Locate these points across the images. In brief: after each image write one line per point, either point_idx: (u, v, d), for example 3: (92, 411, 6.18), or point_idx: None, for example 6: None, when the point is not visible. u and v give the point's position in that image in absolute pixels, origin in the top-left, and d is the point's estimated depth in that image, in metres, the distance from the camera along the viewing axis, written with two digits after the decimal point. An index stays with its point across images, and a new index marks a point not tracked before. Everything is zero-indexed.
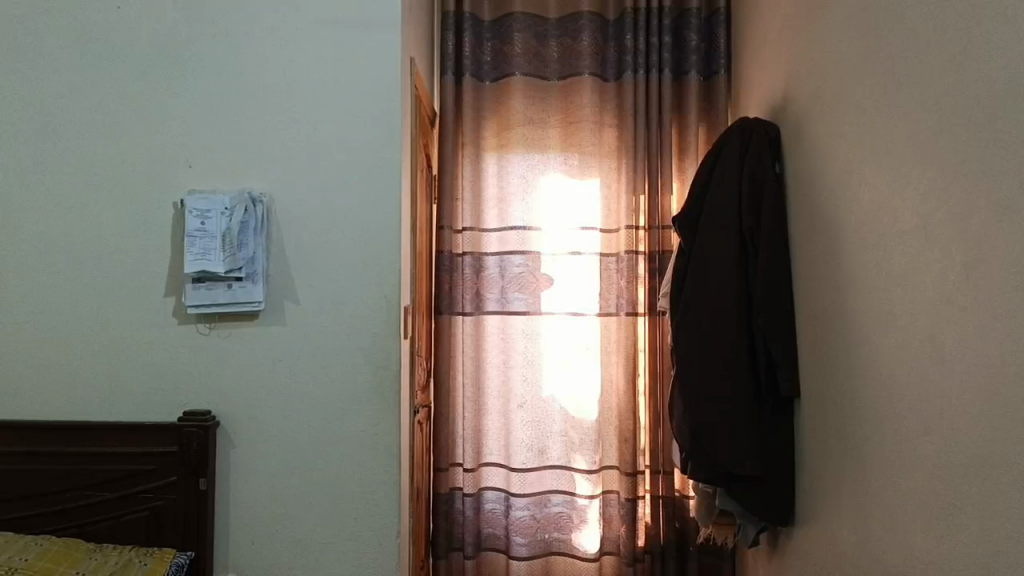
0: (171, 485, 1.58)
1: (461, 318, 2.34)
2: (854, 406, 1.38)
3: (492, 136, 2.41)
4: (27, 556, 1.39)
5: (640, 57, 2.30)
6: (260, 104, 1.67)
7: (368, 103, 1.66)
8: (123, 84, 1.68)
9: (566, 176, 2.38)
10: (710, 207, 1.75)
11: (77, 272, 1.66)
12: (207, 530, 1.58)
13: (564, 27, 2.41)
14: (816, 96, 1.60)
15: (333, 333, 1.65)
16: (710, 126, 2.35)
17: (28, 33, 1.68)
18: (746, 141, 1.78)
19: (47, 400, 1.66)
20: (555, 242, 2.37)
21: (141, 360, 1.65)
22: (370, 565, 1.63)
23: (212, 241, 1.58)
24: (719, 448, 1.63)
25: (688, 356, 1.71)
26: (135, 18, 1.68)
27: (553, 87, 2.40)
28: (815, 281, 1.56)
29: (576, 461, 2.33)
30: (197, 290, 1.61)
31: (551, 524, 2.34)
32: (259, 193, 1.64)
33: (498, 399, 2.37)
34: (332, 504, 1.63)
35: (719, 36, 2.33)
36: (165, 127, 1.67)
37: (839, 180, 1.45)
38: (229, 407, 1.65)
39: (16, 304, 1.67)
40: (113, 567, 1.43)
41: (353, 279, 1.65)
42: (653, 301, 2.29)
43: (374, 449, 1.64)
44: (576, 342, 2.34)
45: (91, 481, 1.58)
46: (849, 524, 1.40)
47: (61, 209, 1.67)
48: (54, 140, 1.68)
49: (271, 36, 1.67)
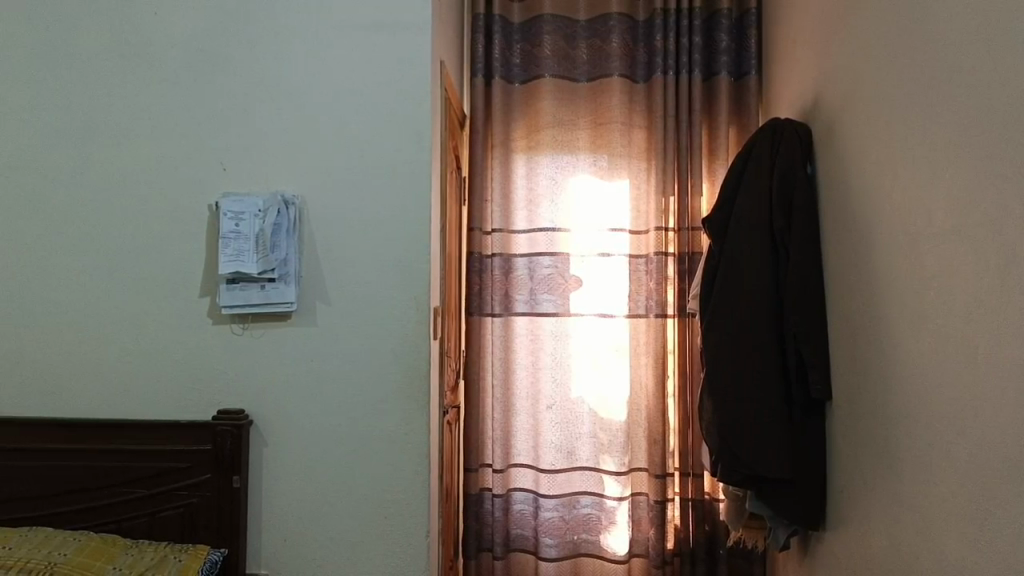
0: (206, 482, 1.60)
1: (491, 319, 2.35)
2: (886, 409, 1.37)
3: (521, 137, 2.41)
4: (66, 551, 1.42)
5: (670, 57, 2.29)
6: (293, 107, 1.69)
7: (398, 106, 1.68)
8: (160, 88, 1.71)
9: (595, 176, 2.38)
10: (740, 208, 1.74)
11: (114, 272, 1.70)
12: (240, 527, 1.60)
13: (594, 28, 2.41)
14: (848, 95, 1.58)
15: (363, 333, 1.66)
16: (741, 127, 2.33)
17: (70, 40, 1.73)
18: (776, 142, 1.77)
19: (85, 398, 1.69)
20: (584, 242, 2.37)
21: (176, 359, 1.68)
22: (399, 563, 1.64)
23: (246, 242, 1.61)
24: (749, 450, 1.62)
25: (717, 357, 1.70)
26: (172, 22, 1.71)
27: (583, 87, 2.41)
28: (848, 283, 1.55)
29: (606, 462, 2.33)
30: (232, 291, 1.64)
31: (581, 525, 2.34)
32: (292, 195, 1.67)
33: (527, 401, 2.37)
34: (362, 503, 1.65)
35: (750, 36, 2.31)
36: (200, 130, 1.70)
37: (872, 180, 1.44)
38: (262, 406, 1.67)
39: (56, 304, 1.71)
40: (149, 563, 1.46)
41: (384, 281, 1.67)
42: (683, 303, 2.28)
43: (404, 448, 1.65)
44: (605, 343, 2.34)
45: (129, 477, 1.61)
46: (882, 528, 1.39)
47: (99, 210, 1.71)
48: (93, 142, 1.72)
49: (304, 40, 1.69)
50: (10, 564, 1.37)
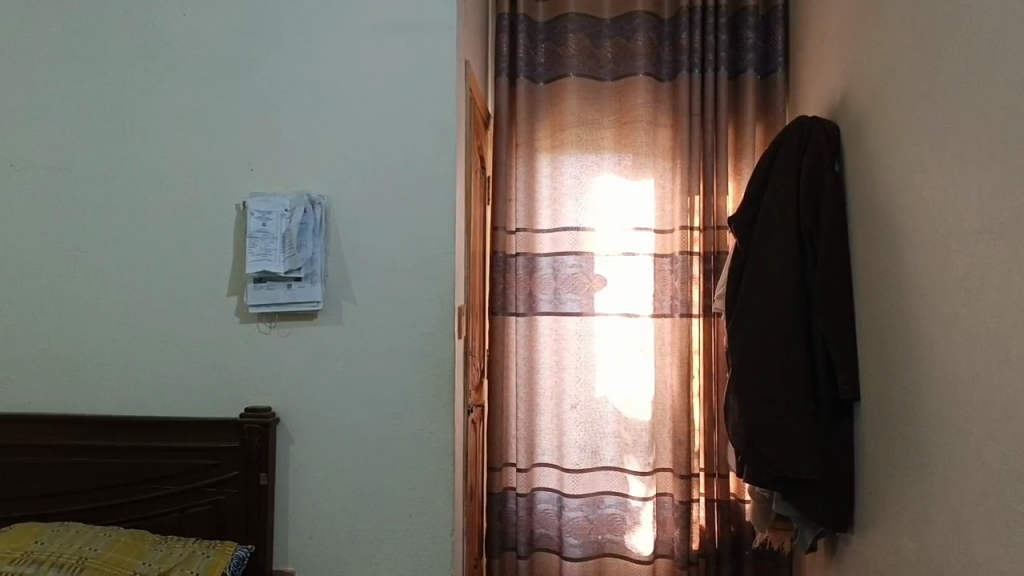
0: (234, 479, 1.62)
1: (515, 318, 2.35)
2: (916, 410, 1.35)
3: (546, 137, 2.41)
4: (98, 546, 1.44)
5: (696, 55, 2.28)
6: (319, 108, 1.70)
7: (423, 106, 1.68)
8: (188, 89, 1.73)
9: (620, 176, 2.37)
10: (767, 207, 1.72)
11: (143, 272, 1.72)
12: (267, 524, 1.62)
13: (619, 27, 2.40)
14: (877, 92, 1.56)
15: (388, 332, 1.67)
16: (768, 125, 2.31)
17: (100, 42, 1.75)
18: (804, 140, 1.75)
19: (115, 396, 1.72)
20: (608, 242, 2.36)
21: (204, 357, 1.70)
22: (424, 562, 1.65)
23: (273, 241, 1.62)
24: (775, 450, 1.61)
25: (743, 357, 1.69)
26: (199, 24, 1.73)
27: (607, 86, 2.40)
28: (877, 282, 1.53)
29: (630, 462, 2.32)
30: (258, 290, 1.65)
31: (605, 525, 2.34)
32: (319, 195, 1.68)
33: (551, 400, 2.37)
34: (387, 500, 1.66)
35: (777, 34, 2.29)
36: (227, 131, 1.72)
37: (902, 178, 1.42)
38: (288, 403, 1.68)
39: (86, 302, 1.73)
40: (178, 558, 1.48)
41: (408, 279, 1.67)
42: (708, 302, 2.27)
43: (429, 447, 1.65)
44: (630, 342, 2.34)
45: (158, 474, 1.63)
46: (911, 530, 1.37)
47: (129, 210, 1.73)
48: (122, 143, 1.74)
49: (329, 40, 1.70)
50: (43, 558, 1.39)
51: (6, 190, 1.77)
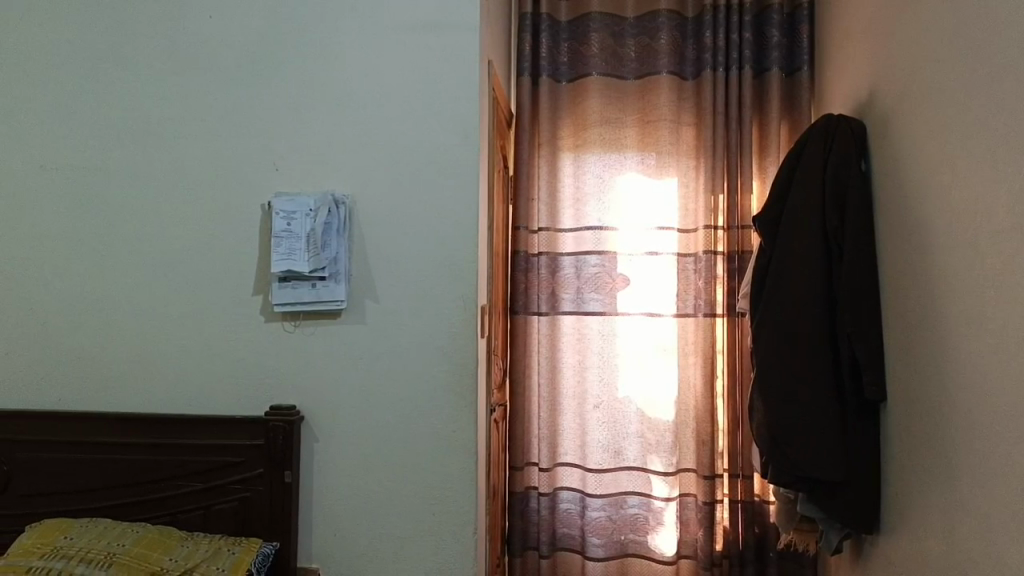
0: (259, 477, 1.64)
1: (537, 318, 2.35)
2: (944, 412, 1.33)
3: (568, 136, 2.41)
4: (126, 542, 1.47)
5: (720, 54, 2.27)
6: (343, 108, 1.71)
7: (446, 105, 1.69)
8: (214, 90, 1.75)
9: (643, 176, 2.36)
10: (792, 207, 1.71)
11: (170, 271, 1.74)
12: (291, 521, 1.63)
13: (642, 26, 2.39)
14: (904, 90, 1.55)
15: (411, 331, 1.68)
16: (793, 123, 2.29)
17: (128, 44, 1.78)
18: (829, 139, 1.73)
19: (142, 394, 1.74)
20: (631, 243, 2.36)
21: (229, 355, 1.72)
22: (446, 560, 1.65)
23: (298, 241, 1.64)
24: (800, 451, 1.60)
25: (768, 357, 1.68)
26: (225, 26, 1.75)
27: (630, 86, 2.40)
28: (904, 283, 1.51)
29: (653, 462, 2.31)
30: (283, 289, 1.66)
31: (627, 525, 2.33)
32: (343, 195, 1.69)
33: (574, 400, 2.37)
34: (410, 498, 1.66)
35: (802, 32, 2.27)
36: (252, 131, 1.73)
37: (930, 177, 1.40)
38: (312, 401, 1.70)
39: (114, 301, 1.75)
40: (204, 554, 1.49)
41: (431, 279, 1.68)
42: (732, 301, 2.26)
43: (452, 446, 1.66)
44: (652, 342, 2.33)
45: (185, 471, 1.66)
46: (939, 533, 1.35)
47: (155, 210, 1.75)
48: (149, 144, 1.76)
49: (354, 41, 1.71)
50: (72, 554, 1.42)
51: (37, 191, 1.80)
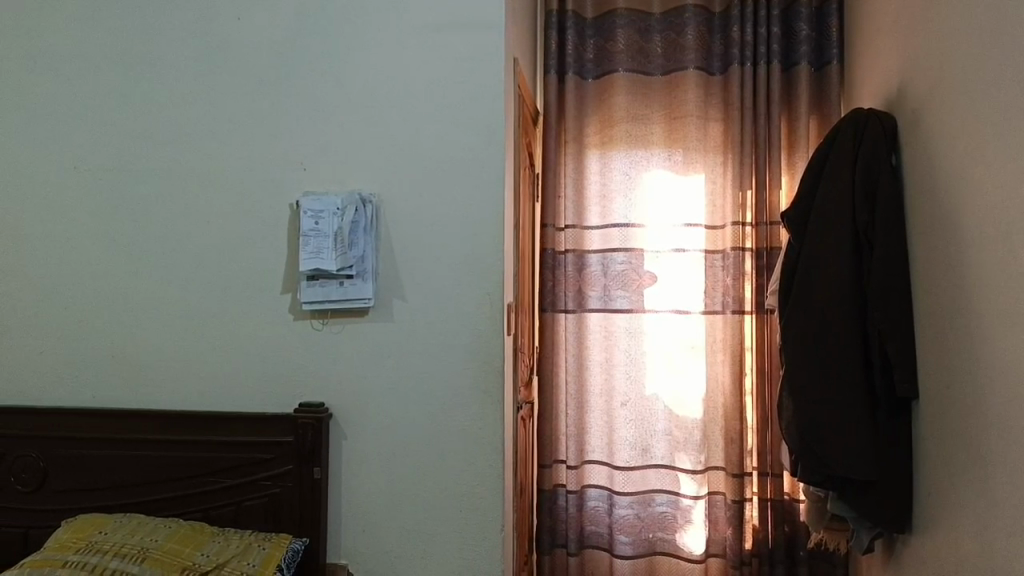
0: (289, 473, 1.65)
1: (564, 316, 2.36)
2: (977, 409, 1.31)
3: (595, 133, 2.40)
4: (158, 538, 1.49)
5: (748, 48, 2.25)
6: (370, 108, 1.72)
7: (471, 104, 1.69)
8: (243, 91, 1.76)
9: (670, 173, 2.35)
10: (821, 203, 1.69)
11: (200, 271, 1.76)
12: (320, 517, 1.65)
13: (669, 22, 2.38)
14: (936, 83, 1.52)
15: (438, 329, 1.68)
16: (823, 118, 2.27)
17: (157, 47, 1.80)
18: (859, 133, 1.71)
19: (173, 391, 1.76)
20: (659, 240, 2.34)
21: (258, 354, 1.73)
22: (474, 557, 1.65)
23: (325, 240, 1.65)
24: (831, 450, 1.58)
25: (797, 354, 1.67)
26: (253, 27, 1.77)
27: (657, 82, 2.38)
28: (936, 280, 1.49)
29: (681, 461, 2.30)
30: (312, 288, 1.68)
31: (656, 523, 2.32)
32: (369, 194, 1.70)
33: (601, 397, 2.36)
34: (437, 496, 1.67)
35: (831, 26, 2.24)
36: (280, 132, 1.75)
37: (962, 170, 1.38)
38: (341, 399, 1.71)
39: (146, 300, 1.78)
40: (235, 550, 1.51)
41: (458, 277, 1.68)
42: (761, 299, 2.23)
43: (479, 443, 1.66)
44: (680, 340, 2.31)
45: (216, 467, 1.68)
46: (972, 532, 1.33)
47: (184, 211, 1.77)
48: (178, 145, 1.78)
49: (380, 40, 1.72)
50: (107, 548, 1.45)
51: (70, 192, 1.83)
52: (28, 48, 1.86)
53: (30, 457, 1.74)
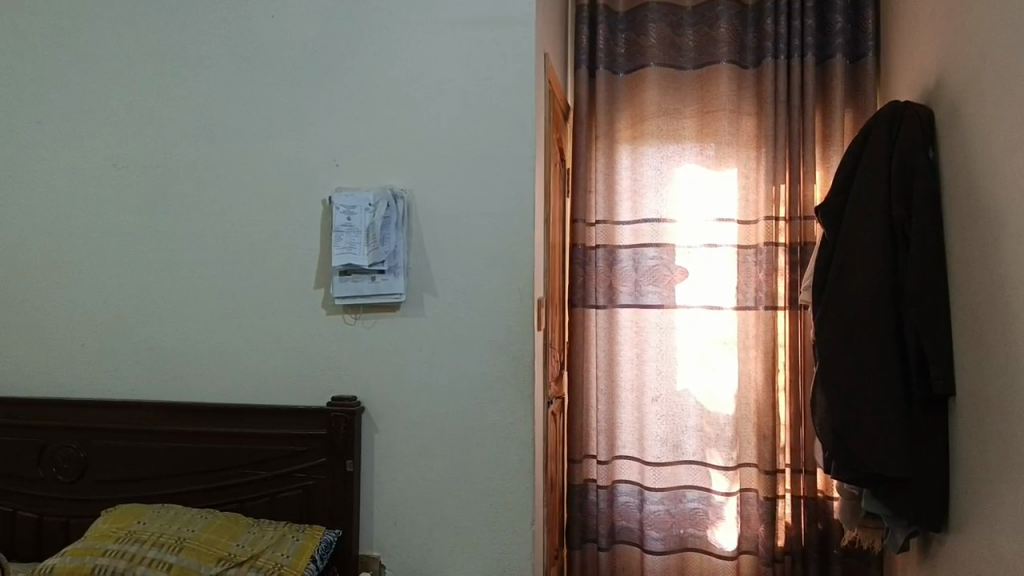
0: (321, 465, 1.67)
1: (595, 311, 2.35)
2: (1014, 406, 1.30)
3: (626, 128, 2.40)
4: (195, 527, 1.52)
5: (781, 41, 2.22)
6: (401, 104, 1.73)
7: (502, 99, 1.69)
8: (276, 89, 1.78)
9: (701, 167, 2.34)
10: (855, 198, 1.68)
11: (234, 266, 1.79)
12: (353, 510, 1.66)
13: (700, 15, 2.37)
14: (973, 75, 1.50)
15: (469, 324, 1.69)
16: (857, 111, 2.23)
17: (193, 45, 1.83)
18: (896, 126, 1.69)
19: (208, 385, 1.79)
20: (691, 235, 2.33)
21: (291, 348, 1.76)
22: (504, 551, 1.66)
23: (357, 235, 1.67)
24: (864, 447, 1.57)
25: (830, 350, 1.65)
26: (286, 26, 1.79)
27: (689, 76, 2.37)
28: (973, 275, 1.47)
29: (712, 457, 2.28)
30: (344, 283, 1.70)
31: (687, 519, 2.31)
32: (400, 190, 1.71)
33: (632, 393, 2.36)
34: (468, 489, 1.68)
35: (867, 18, 2.21)
36: (312, 129, 1.77)
37: (1000, 165, 1.36)
38: (373, 393, 1.72)
39: (182, 295, 1.81)
40: (269, 541, 1.53)
41: (488, 272, 1.69)
42: (794, 295, 2.22)
43: (509, 437, 1.66)
44: (711, 336, 2.30)
45: (250, 460, 1.70)
46: (1009, 530, 1.31)
47: (219, 207, 1.80)
48: (213, 142, 1.81)
49: (412, 37, 1.73)
50: (145, 538, 1.48)
51: (108, 189, 1.86)
52: (69, 49, 1.90)
53: (71, 448, 1.78)
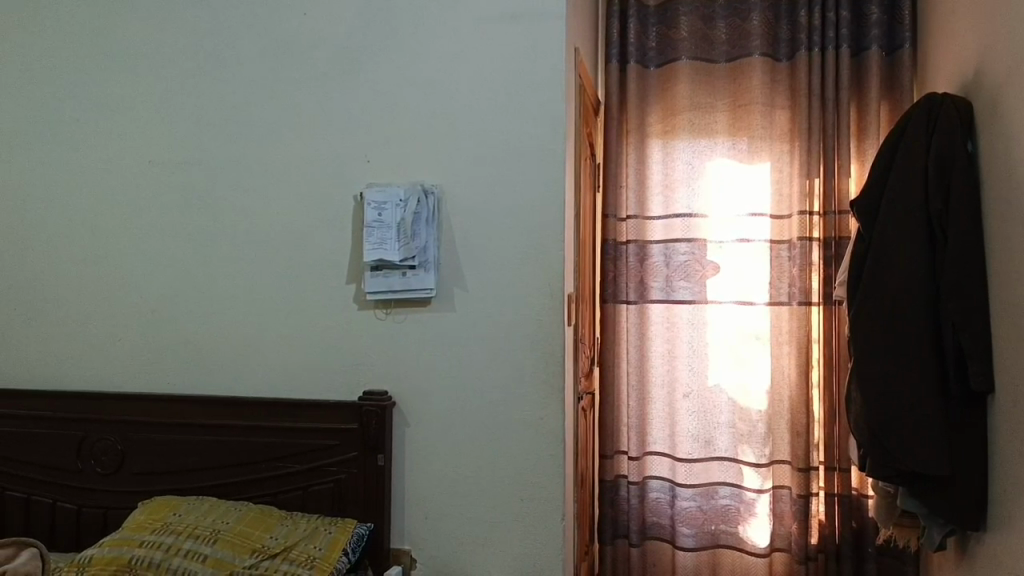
0: (353, 460, 1.69)
1: (626, 306, 2.34)
2: None
3: (657, 123, 2.38)
4: (230, 520, 1.54)
5: (815, 33, 2.20)
6: (432, 98, 1.74)
7: (533, 93, 1.69)
8: (307, 85, 1.80)
9: (735, 161, 2.31)
10: (891, 192, 1.65)
11: (267, 261, 1.81)
12: (384, 503, 1.68)
13: (732, 7, 2.34)
14: (1014, 65, 1.46)
15: (500, 319, 1.69)
16: (893, 104, 2.19)
17: (226, 42, 1.85)
18: (933, 120, 1.66)
19: (241, 379, 1.81)
20: (723, 230, 2.31)
21: (324, 343, 1.77)
22: (534, 544, 1.66)
23: (389, 230, 1.68)
24: (902, 445, 1.54)
25: (865, 347, 1.62)
26: (318, 22, 1.80)
27: (721, 69, 2.35)
28: (1014, 272, 1.43)
29: (745, 453, 2.27)
30: (375, 278, 1.71)
31: (719, 516, 2.29)
32: (431, 185, 1.72)
33: (664, 390, 2.34)
34: (499, 483, 1.68)
35: (904, 9, 2.17)
36: (343, 124, 1.78)
37: None
38: (404, 388, 1.73)
39: (216, 289, 1.83)
40: (302, 533, 1.54)
41: (519, 267, 1.69)
42: (829, 290, 2.18)
43: (540, 432, 1.66)
44: (744, 331, 2.28)
45: (283, 453, 1.72)
46: None
47: (252, 204, 1.82)
48: (245, 139, 1.83)
49: (442, 32, 1.74)
50: (181, 529, 1.50)
51: (143, 185, 1.89)
52: (106, 47, 1.93)
53: (109, 441, 1.82)
